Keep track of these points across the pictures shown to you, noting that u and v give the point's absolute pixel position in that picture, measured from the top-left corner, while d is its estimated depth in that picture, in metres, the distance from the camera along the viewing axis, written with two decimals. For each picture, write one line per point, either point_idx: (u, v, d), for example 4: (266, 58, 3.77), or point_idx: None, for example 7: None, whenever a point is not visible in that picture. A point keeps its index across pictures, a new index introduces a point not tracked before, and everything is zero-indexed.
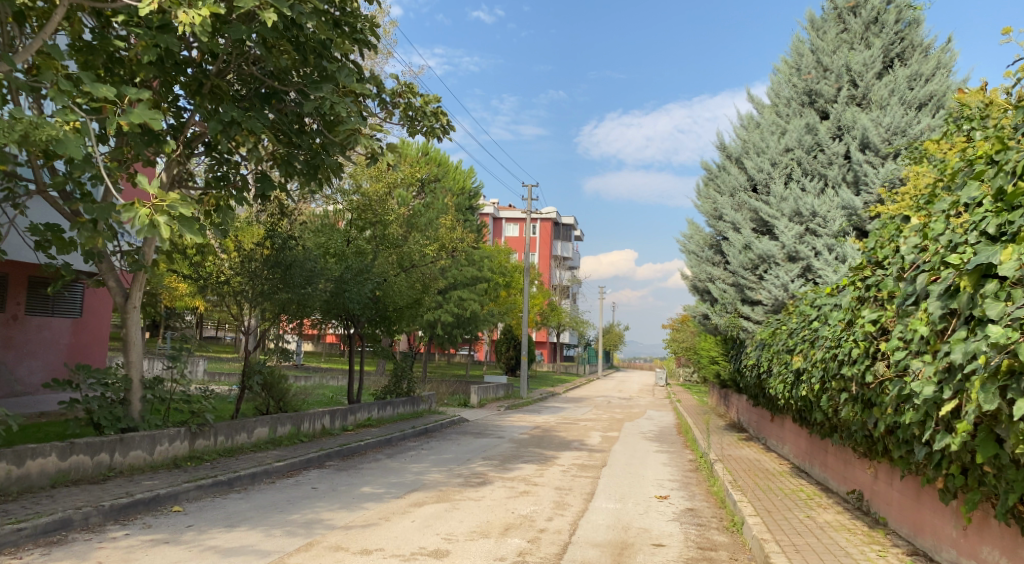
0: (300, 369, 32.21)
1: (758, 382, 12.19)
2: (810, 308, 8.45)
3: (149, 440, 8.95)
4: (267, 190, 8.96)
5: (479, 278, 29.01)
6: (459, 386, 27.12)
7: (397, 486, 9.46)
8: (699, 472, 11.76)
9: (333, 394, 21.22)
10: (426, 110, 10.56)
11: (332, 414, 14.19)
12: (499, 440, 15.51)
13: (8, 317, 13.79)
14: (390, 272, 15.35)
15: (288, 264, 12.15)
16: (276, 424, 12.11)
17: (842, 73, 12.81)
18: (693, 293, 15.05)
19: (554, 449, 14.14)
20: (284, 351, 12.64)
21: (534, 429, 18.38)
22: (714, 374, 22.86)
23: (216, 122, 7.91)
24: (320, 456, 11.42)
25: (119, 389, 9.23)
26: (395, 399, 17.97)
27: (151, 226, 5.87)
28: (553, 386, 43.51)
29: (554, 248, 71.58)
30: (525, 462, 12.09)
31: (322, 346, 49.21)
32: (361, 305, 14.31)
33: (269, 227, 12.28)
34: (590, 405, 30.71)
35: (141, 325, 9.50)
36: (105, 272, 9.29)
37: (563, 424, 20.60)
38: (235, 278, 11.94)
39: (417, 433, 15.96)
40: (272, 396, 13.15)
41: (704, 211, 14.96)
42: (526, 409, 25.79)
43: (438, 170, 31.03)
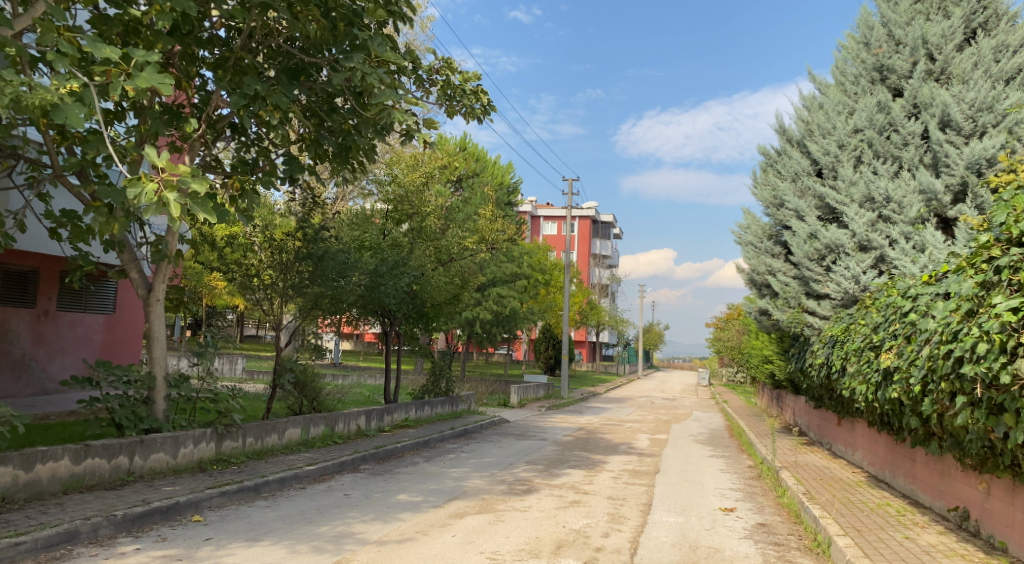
0: (338, 368, 31.89)
1: (827, 383, 11.15)
2: (900, 300, 7.43)
3: (172, 442, 8.36)
4: (296, 173, 8.32)
5: (518, 275, 28.25)
6: (498, 386, 26.41)
7: (436, 494, 8.72)
8: (762, 481, 10.78)
9: (370, 393, 20.66)
10: (466, 88, 9.82)
11: (367, 415, 13.56)
12: (543, 443, 14.69)
13: (40, 313, 13.52)
14: (428, 266, 14.68)
15: (320, 256, 11.53)
16: (309, 425, 11.51)
17: (918, 46, 11.53)
18: (750, 287, 14.04)
19: (601, 453, 13.27)
20: (317, 347, 12.05)
21: (578, 432, 17.52)
22: (767, 374, 21.68)
23: (238, 97, 7.24)
24: (354, 459, 10.76)
25: (143, 386, 8.68)
26: (434, 399, 17.29)
27: (160, 204, 5.22)
28: (593, 386, 42.58)
29: (593, 246, 70.45)
30: (573, 467, 11.27)
31: (361, 345, 49.11)
32: (397, 300, 13.64)
33: (301, 217, 11.69)
34: (634, 406, 29.72)
35: (165, 319, 8.96)
36: (128, 263, 8.70)
37: (608, 426, 19.71)
38: (266, 270, 11.40)
39: (456, 434, 15.25)
40: (306, 395, 12.56)
41: (762, 200, 13.92)
42: (567, 410, 24.96)
43: (476, 166, 30.38)
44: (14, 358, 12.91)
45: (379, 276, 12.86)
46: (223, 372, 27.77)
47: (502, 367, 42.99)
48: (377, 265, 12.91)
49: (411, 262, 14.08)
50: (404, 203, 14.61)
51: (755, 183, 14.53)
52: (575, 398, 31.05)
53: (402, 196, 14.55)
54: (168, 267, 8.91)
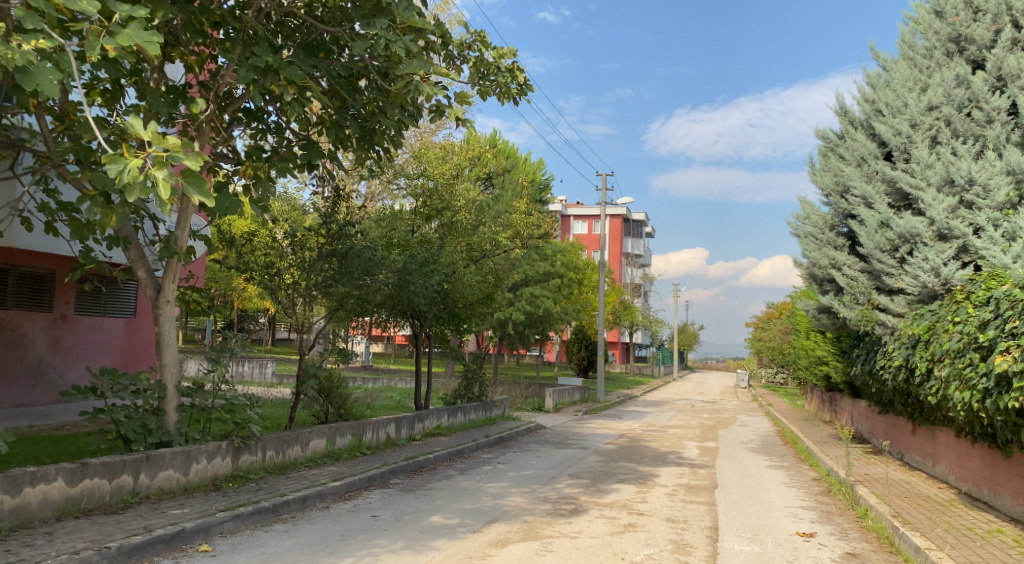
0: (368, 371, 31.22)
1: (906, 387, 9.99)
2: (1018, 293, 6.29)
3: (184, 458, 7.61)
4: (314, 158, 7.48)
5: (551, 274, 27.30)
6: (532, 389, 25.46)
7: (473, 515, 7.79)
8: (834, 497, 9.66)
9: (401, 398, 19.85)
10: (500, 65, 8.91)
11: (397, 422, 12.70)
12: (584, 452, 13.70)
13: (57, 317, 12.93)
14: (460, 263, 13.81)
15: (345, 252, 10.71)
16: (335, 434, 10.71)
17: (1001, 12, 10.30)
18: (810, 282, 12.89)
19: (649, 465, 12.23)
20: (343, 351, 11.22)
21: (620, 439, 16.50)
22: (820, 376, 20.37)
23: (245, 69, 6.38)
24: (383, 472, 9.91)
25: (153, 396, 7.94)
26: (467, 404, 16.41)
27: (145, 185, 4.37)
28: (629, 388, 41.41)
29: (624, 245, 69.13)
30: (621, 481, 10.26)
31: (391, 347, 48.58)
32: (427, 299, 12.79)
33: (324, 212, 10.88)
34: (674, 410, 28.53)
35: (176, 322, 8.20)
36: (134, 261, 7.97)
37: (650, 432, 18.64)
38: (286, 268, 10.62)
39: (491, 442, 14.34)
40: (332, 402, 11.75)
41: (822, 187, 12.74)
42: (606, 414, 23.92)
43: (506, 162, 29.52)
44: (30, 365, 12.36)
45: (407, 274, 12.01)
46: (253, 376, 27.23)
47: (534, 370, 42.05)
48: (406, 263, 12.07)
49: (442, 259, 13.23)
50: (434, 196, 13.76)
51: (814, 170, 13.37)
52: (612, 401, 29.95)
53: (431, 189, 13.70)
54: (179, 265, 8.17)
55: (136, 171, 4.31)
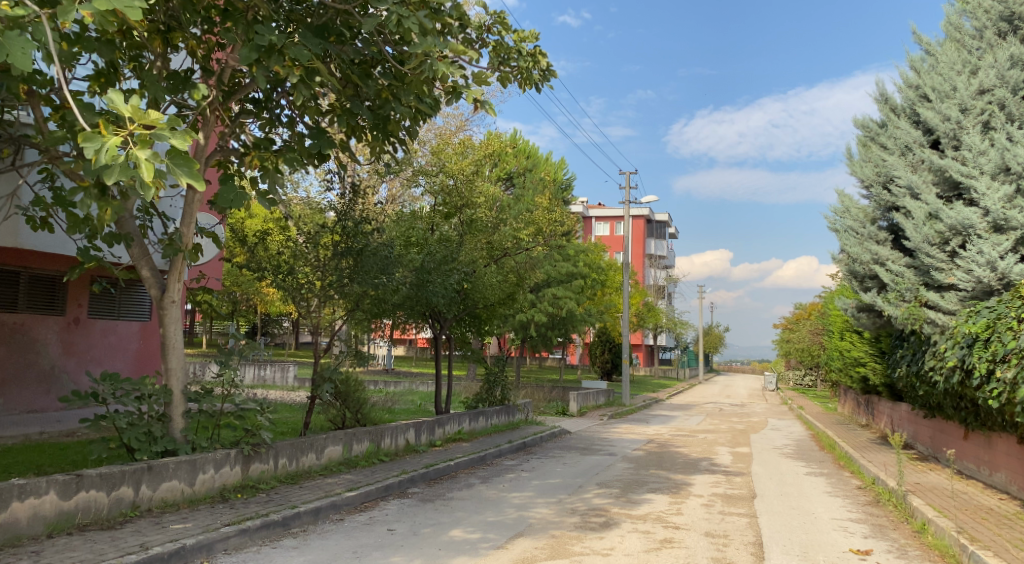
0: (389, 375, 30.83)
1: (960, 390, 9.28)
2: None
3: (189, 468, 7.18)
4: (324, 146, 7.02)
5: (574, 274, 26.72)
6: (555, 393, 24.92)
7: (496, 528, 7.26)
8: (884, 508, 8.98)
9: (421, 402, 19.39)
10: (522, 49, 8.39)
11: (417, 428, 12.20)
12: (612, 459, 13.11)
13: (70, 320, 12.64)
14: (480, 263, 13.32)
15: (360, 250, 10.25)
16: (352, 441, 10.24)
17: None
18: (851, 279, 12.19)
19: (681, 473, 11.62)
20: (359, 354, 10.76)
21: (649, 445, 15.87)
22: (857, 378, 19.54)
23: (247, 49, 5.93)
24: (401, 481, 9.41)
25: (158, 401, 7.54)
26: (489, 408, 15.88)
27: (127, 168, 3.92)
28: (654, 392, 40.63)
29: (647, 246, 68.25)
30: (653, 491, 9.67)
31: (413, 351, 48.31)
32: (447, 300, 12.30)
33: (338, 209, 10.43)
34: (701, 413, 27.77)
35: (182, 324, 7.77)
36: (138, 259, 7.59)
37: (679, 437, 17.98)
38: (300, 267, 10.19)
39: (515, 448, 13.80)
40: (349, 407, 11.30)
41: (862, 178, 12.03)
42: (631, 418, 23.27)
43: (527, 162, 29.02)
44: (43, 369, 12.07)
45: (426, 274, 11.53)
46: (274, 381, 27.00)
47: (557, 373, 41.48)
48: (424, 261, 11.59)
49: (461, 258, 12.74)
50: (454, 193, 13.28)
51: (852, 161, 12.68)
52: (638, 404, 29.27)
53: (450, 186, 13.22)
54: (184, 264, 7.76)
55: (116, 151, 3.86)
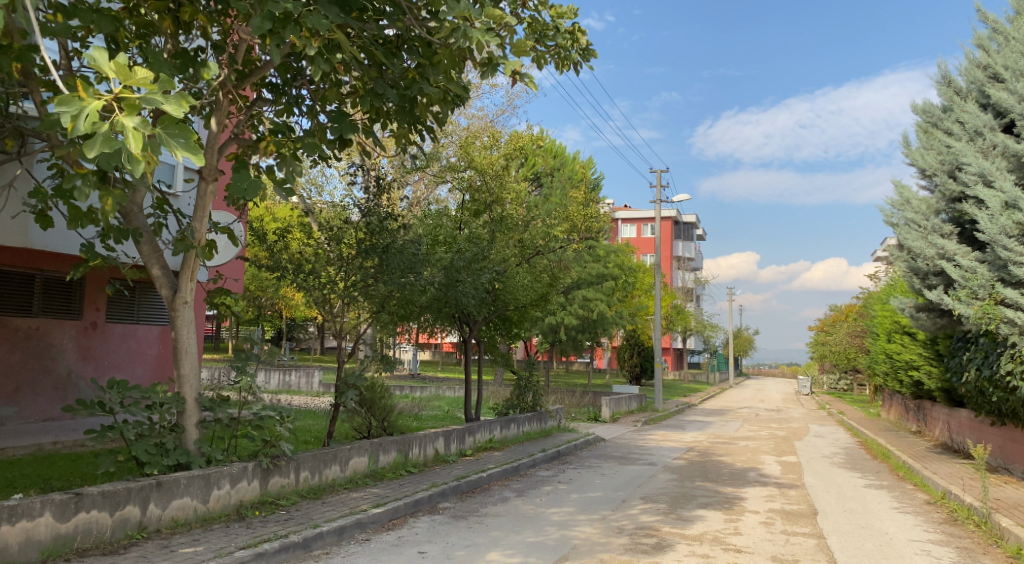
0: (416, 379, 30.31)
1: None
2: None
3: (203, 483, 6.59)
4: (346, 131, 6.39)
5: (605, 275, 25.95)
6: (587, 398, 24.13)
7: (538, 551, 6.55)
8: (964, 527, 8.12)
9: (449, 408, 18.76)
10: (560, 25, 7.71)
11: (446, 437, 11.54)
12: (653, 470, 12.33)
13: (87, 325, 12.20)
14: (512, 262, 12.65)
15: (385, 248, 9.64)
16: (379, 451, 9.62)
17: None
18: (912, 276, 11.31)
19: (729, 485, 10.81)
20: (385, 358, 10.15)
21: (689, 454, 15.06)
22: (908, 382, 18.50)
23: (260, 18, 5.30)
24: (431, 495, 8.75)
25: (169, 410, 6.97)
26: (521, 415, 15.18)
27: (110, 139, 3.30)
28: (686, 396, 39.62)
29: (675, 248, 67.10)
30: (704, 507, 8.91)
31: (439, 355, 47.79)
32: (477, 302, 11.65)
33: (363, 204, 9.85)
34: (738, 419, 26.77)
35: (194, 327, 7.20)
36: (147, 257, 7.04)
37: (720, 445, 17.11)
38: (322, 268, 9.61)
39: (548, 457, 13.07)
40: (374, 414, 10.68)
41: (924, 167, 11.15)
42: (666, 425, 22.41)
43: (555, 161, 28.31)
44: (59, 376, 11.63)
45: (455, 273, 10.90)
46: (300, 387, 26.58)
47: (585, 377, 40.66)
48: (453, 260, 10.95)
49: (492, 256, 12.09)
50: (483, 189, 12.65)
51: (911, 149, 11.81)
52: (671, 410, 28.38)
53: (479, 182, 12.60)
54: (197, 261, 7.18)
55: (97, 119, 3.28)
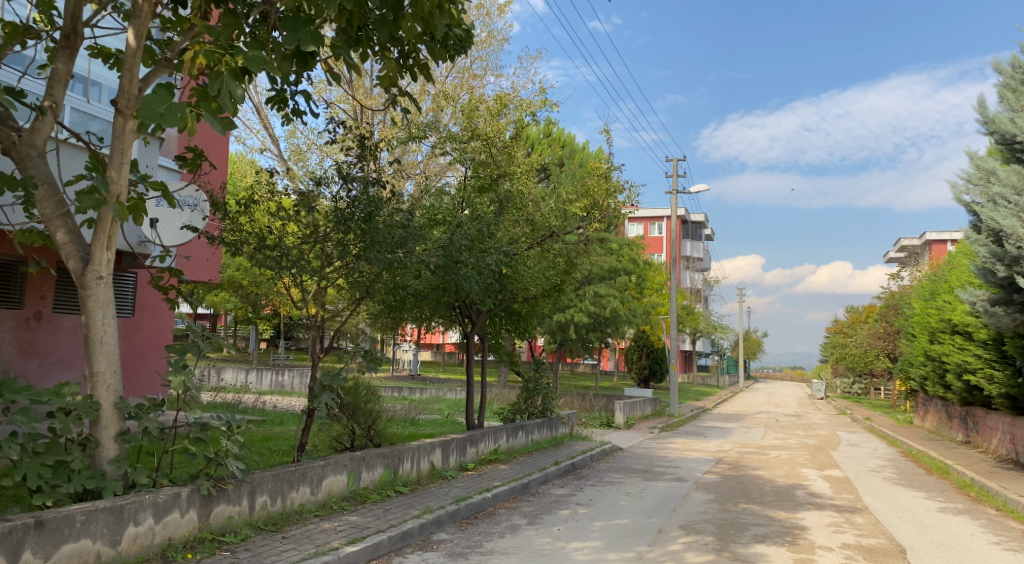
0: (416, 381, 28.57)
1: None
2: None
3: (112, 520, 4.91)
4: (305, 41, 4.78)
5: (619, 270, 24.24)
6: (598, 402, 22.39)
7: None
8: None
9: (449, 413, 17.02)
10: None
11: (444, 447, 9.84)
12: (684, 489, 10.61)
13: (29, 316, 10.53)
14: (522, 244, 10.96)
15: (370, 218, 7.97)
16: (361, 468, 7.93)
17: None
18: (997, 261, 9.58)
19: (780, 509, 9.09)
20: (369, 355, 8.30)
21: (719, 467, 13.33)
22: (956, 386, 16.75)
23: None
24: (423, 524, 7.04)
25: (78, 420, 5.28)
26: (529, 421, 13.46)
27: None
28: (699, 401, 37.85)
29: (683, 248, 65.42)
30: (764, 540, 7.21)
31: (440, 356, 46.08)
32: (481, 290, 9.96)
33: (345, 168, 8.18)
34: (760, 426, 25.03)
35: (112, 309, 5.52)
36: (48, 217, 5.36)
37: (750, 457, 15.37)
38: (293, 245, 7.92)
39: (562, 472, 11.37)
40: (358, 422, 9.00)
41: (1014, 133, 9.48)
42: (685, 432, 20.68)
43: (565, 151, 26.60)
44: None
45: (454, 254, 9.24)
46: (293, 387, 24.89)
47: (594, 380, 38.92)
48: (453, 239, 9.28)
49: (499, 236, 10.38)
50: (488, 162, 11.07)
51: (990, 114, 10.14)
52: (686, 415, 26.63)
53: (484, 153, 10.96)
54: (116, 224, 5.47)
55: None
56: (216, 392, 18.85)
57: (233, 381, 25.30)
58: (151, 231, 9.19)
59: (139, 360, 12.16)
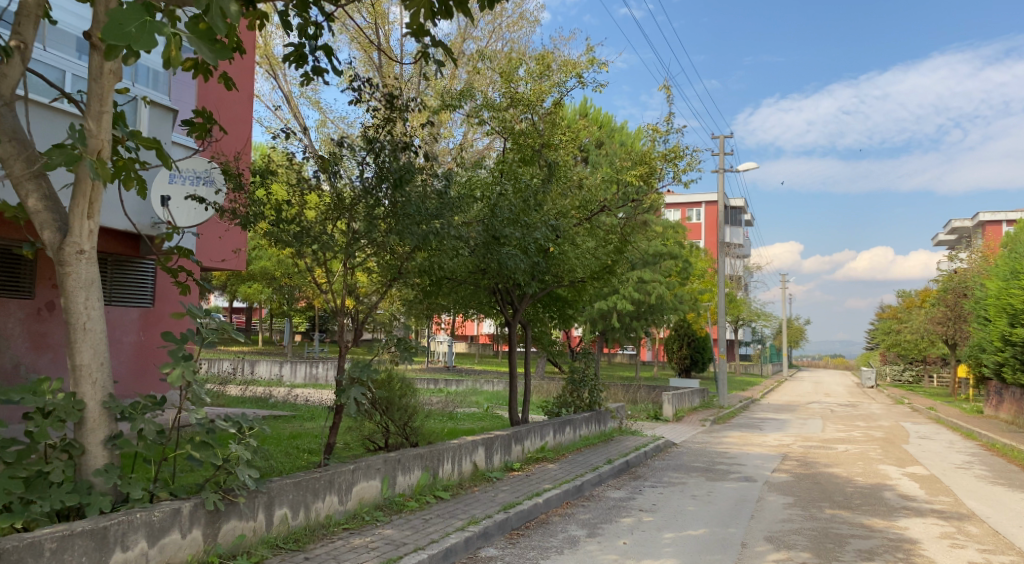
0: (452, 372, 27.73)
1: None
2: None
3: (92, 546, 4.02)
4: None
5: (663, 253, 22.99)
6: (644, 393, 21.24)
7: None
8: None
9: (489, 407, 16.05)
10: None
11: (488, 445, 8.85)
12: (756, 490, 9.46)
13: (40, 307, 9.81)
14: (571, 220, 9.87)
15: (401, 186, 6.97)
16: (396, 471, 6.98)
17: None
18: None
19: (875, 516, 7.92)
20: (402, 343, 7.27)
21: (787, 464, 12.12)
22: None
23: None
24: (469, 539, 6.05)
25: (57, 422, 4.40)
26: (576, 415, 12.44)
27: None
28: (745, 390, 36.40)
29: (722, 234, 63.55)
30: (873, 558, 6.07)
31: (475, 347, 45.29)
32: (527, 270, 8.92)
33: (371, 132, 7.20)
34: (816, 417, 23.61)
35: (95, 288, 4.61)
36: (18, 180, 4.48)
37: (818, 452, 14.12)
38: (314, 221, 6.96)
39: (616, 471, 10.32)
40: (392, 419, 8.06)
41: None
42: (739, 424, 19.42)
43: (604, 130, 25.34)
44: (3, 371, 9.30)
45: (496, 228, 8.18)
46: (328, 380, 24.25)
47: (635, 370, 37.73)
48: (495, 212, 8.24)
49: (545, 210, 9.33)
50: (530, 130, 10.19)
51: None
52: (735, 406, 25.33)
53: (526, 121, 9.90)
54: (98, 186, 4.55)
55: None
56: (247, 386, 18.21)
57: (267, 375, 24.79)
58: (163, 209, 8.50)
59: (149, 355, 11.64)
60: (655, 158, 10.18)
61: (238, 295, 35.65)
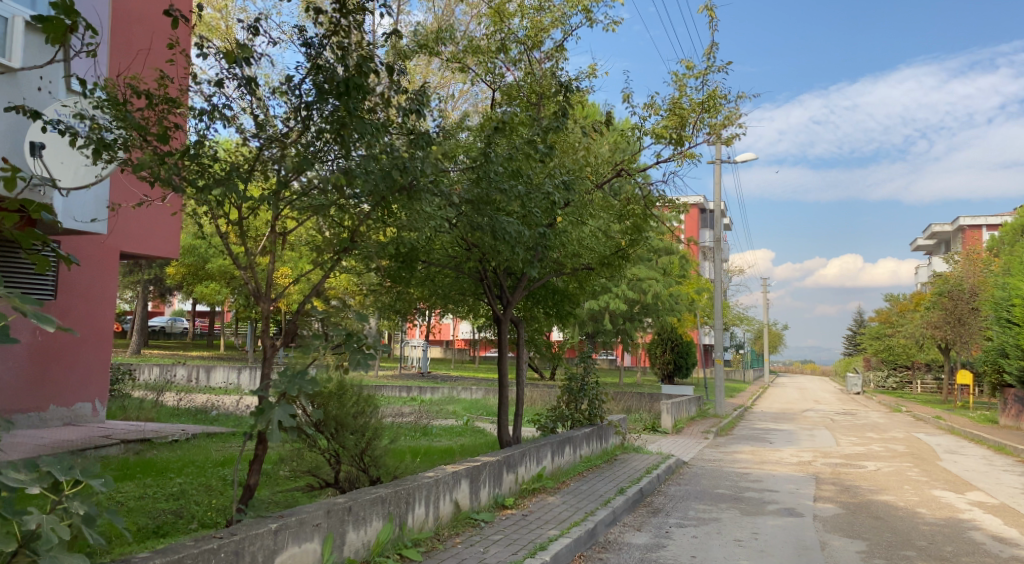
0: (427, 379, 25.44)
1: None
2: None
3: None
4: None
5: (657, 249, 21.01)
6: (640, 402, 19.24)
7: None
8: None
9: (470, 419, 13.89)
10: None
11: (474, 477, 6.71)
12: (812, 531, 7.47)
13: None
14: (582, 185, 7.82)
15: (352, 109, 4.77)
16: (346, 526, 4.86)
17: None
18: None
19: None
20: (354, 342, 5.03)
21: (827, 490, 10.16)
22: None
23: None
24: None
25: None
26: (576, 430, 10.41)
27: None
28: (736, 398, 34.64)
29: None
30: None
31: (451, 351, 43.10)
32: (529, 244, 6.82)
33: (312, 36, 5.03)
34: (822, 427, 21.80)
35: None
36: None
37: (849, 472, 12.19)
38: (226, 162, 4.78)
39: (630, 504, 8.28)
40: (345, 445, 5.91)
41: None
42: (746, 437, 17.49)
43: None
44: None
45: (491, 181, 6.05)
46: None
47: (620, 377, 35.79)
48: (489, 159, 6.10)
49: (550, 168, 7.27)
50: (525, 78, 8.15)
51: None
52: (733, 415, 23.50)
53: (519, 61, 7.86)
54: None
55: None
56: (191, 395, 15.87)
57: (222, 382, 22.33)
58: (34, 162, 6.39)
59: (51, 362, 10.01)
60: (685, 111, 8.16)
61: (196, 294, 33.02)
